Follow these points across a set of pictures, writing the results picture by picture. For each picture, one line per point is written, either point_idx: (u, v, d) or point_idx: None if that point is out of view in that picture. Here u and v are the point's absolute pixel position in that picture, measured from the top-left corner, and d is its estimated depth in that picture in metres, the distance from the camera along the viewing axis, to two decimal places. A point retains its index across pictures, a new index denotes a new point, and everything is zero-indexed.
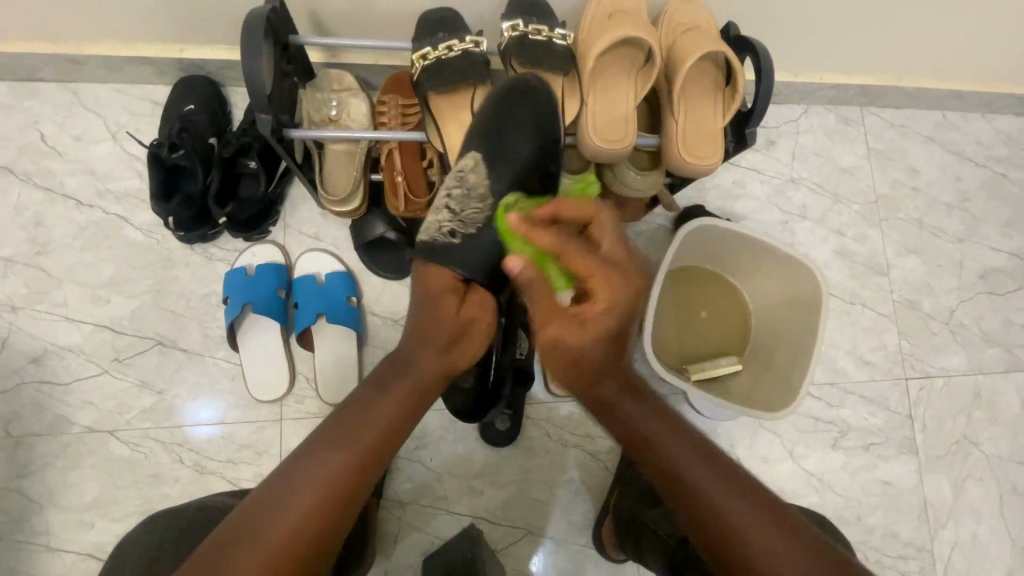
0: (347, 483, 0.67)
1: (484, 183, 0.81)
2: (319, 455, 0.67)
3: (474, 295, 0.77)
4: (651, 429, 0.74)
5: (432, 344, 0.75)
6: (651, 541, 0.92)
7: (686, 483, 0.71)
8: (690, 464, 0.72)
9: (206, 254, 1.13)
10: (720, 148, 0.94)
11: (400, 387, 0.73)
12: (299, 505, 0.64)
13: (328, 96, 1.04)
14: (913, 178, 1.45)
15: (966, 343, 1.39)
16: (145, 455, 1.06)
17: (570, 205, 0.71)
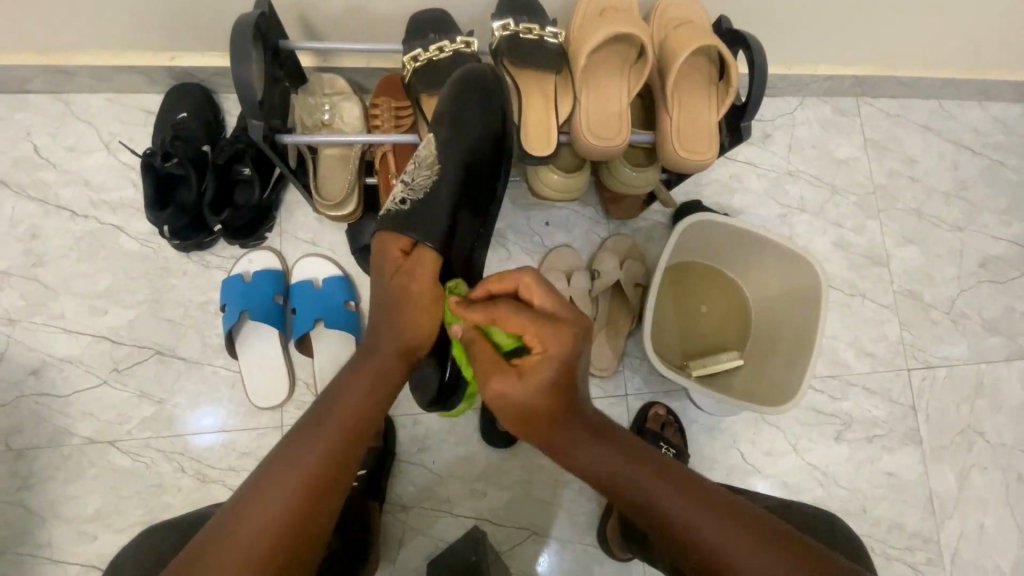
0: (325, 468, 0.64)
1: (434, 154, 0.81)
2: (297, 445, 0.64)
3: (421, 259, 0.75)
4: (630, 478, 0.68)
5: (397, 320, 0.73)
6: (656, 540, 0.92)
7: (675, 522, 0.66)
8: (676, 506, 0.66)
9: (202, 261, 1.13)
10: (715, 142, 0.94)
11: (370, 367, 0.71)
12: (281, 499, 0.61)
13: (321, 100, 1.03)
14: (911, 168, 1.44)
15: (968, 333, 1.39)
16: (146, 465, 1.06)
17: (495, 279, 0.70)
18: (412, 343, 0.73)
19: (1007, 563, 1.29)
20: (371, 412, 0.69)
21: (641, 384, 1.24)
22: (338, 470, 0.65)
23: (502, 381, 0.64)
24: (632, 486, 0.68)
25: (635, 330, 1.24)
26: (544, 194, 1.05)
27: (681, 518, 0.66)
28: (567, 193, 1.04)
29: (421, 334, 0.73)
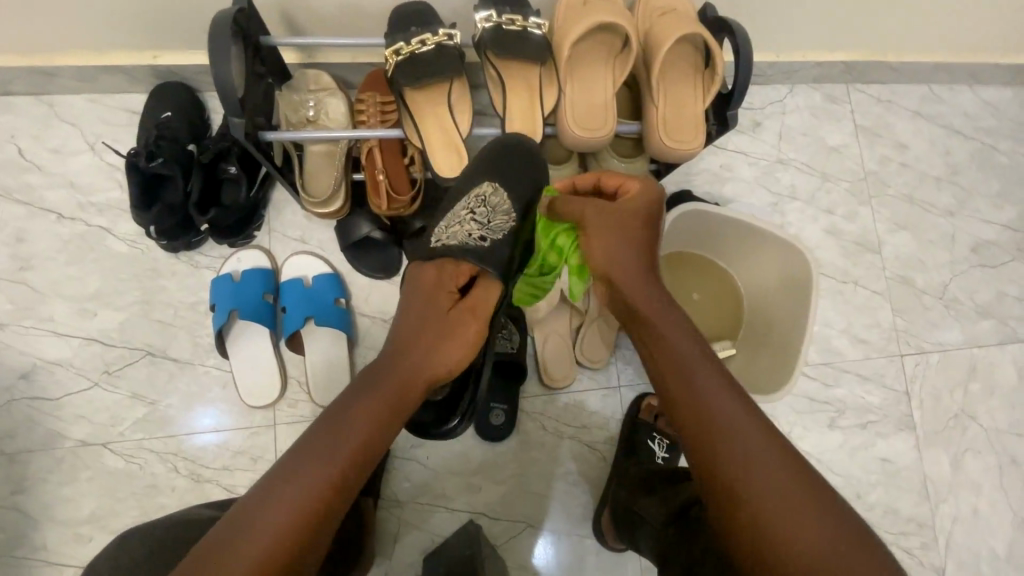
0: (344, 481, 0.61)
1: (509, 201, 0.85)
2: (315, 451, 0.61)
3: (475, 293, 0.79)
4: (692, 365, 0.69)
5: (434, 343, 0.73)
6: (646, 530, 0.91)
7: (718, 419, 0.65)
8: (723, 406, 0.66)
9: (192, 262, 1.12)
10: (701, 131, 0.93)
11: (401, 381, 0.69)
12: (293, 505, 0.57)
13: (305, 96, 1.02)
14: (902, 154, 1.44)
15: (961, 317, 1.39)
16: (140, 466, 1.06)
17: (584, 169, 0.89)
18: (445, 368, 0.73)
19: (1001, 545, 1.30)
20: (394, 427, 0.67)
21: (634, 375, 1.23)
22: (353, 482, 0.62)
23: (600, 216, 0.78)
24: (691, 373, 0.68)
25: None
26: None
27: (727, 416, 0.65)
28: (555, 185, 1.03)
29: (453, 360, 0.74)
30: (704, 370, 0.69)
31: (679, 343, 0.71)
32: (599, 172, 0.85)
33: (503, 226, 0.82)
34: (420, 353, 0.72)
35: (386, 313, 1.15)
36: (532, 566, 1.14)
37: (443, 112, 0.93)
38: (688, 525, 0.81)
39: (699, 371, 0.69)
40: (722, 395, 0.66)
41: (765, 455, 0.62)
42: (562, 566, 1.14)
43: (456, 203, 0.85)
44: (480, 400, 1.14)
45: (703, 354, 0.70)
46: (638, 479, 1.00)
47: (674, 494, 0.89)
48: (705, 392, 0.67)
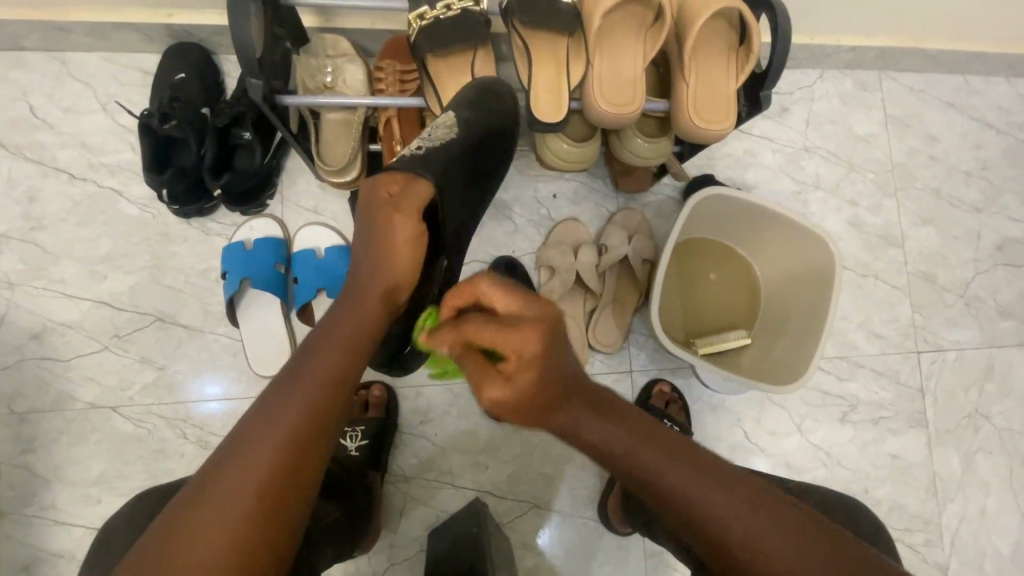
0: (300, 428, 0.56)
1: (450, 116, 0.80)
2: (267, 408, 0.57)
3: (406, 195, 0.66)
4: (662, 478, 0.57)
5: (374, 259, 0.64)
6: (663, 520, 0.89)
7: (715, 521, 0.56)
8: (716, 498, 0.56)
9: (203, 228, 1.11)
10: (733, 112, 0.90)
11: (346, 314, 0.62)
12: (255, 462, 0.54)
13: (323, 61, 1.00)
14: (931, 146, 1.40)
15: (981, 316, 1.36)
16: (149, 431, 1.06)
17: (454, 292, 0.55)
18: (390, 282, 0.63)
19: (1006, 546, 1.30)
20: (347, 365, 0.60)
21: (646, 360, 1.22)
22: (312, 431, 0.57)
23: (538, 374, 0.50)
24: (671, 479, 0.57)
25: (643, 307, 1.22)
26: (552, 164, 1.02)
27: (724, 512, 0.56)
28: (576, 162, 1.01)
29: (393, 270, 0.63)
30: (680, 468, 0.57)
31: (628, 442, 0.57)
32: (458, 324, 0.51)
33: (445, 134, 0.76)
34: (359, 282, 0.64)
35: None
36: (535, 546, 1.14)
37: (465, 81, 0.89)
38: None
39: (675, 472, 0.57)
40: (711, 493, 0.56)
41: (778, 531, 0.55)
42: (565, 548, 1.15)
43: None
44: None
45: (669, 446, 0.58)
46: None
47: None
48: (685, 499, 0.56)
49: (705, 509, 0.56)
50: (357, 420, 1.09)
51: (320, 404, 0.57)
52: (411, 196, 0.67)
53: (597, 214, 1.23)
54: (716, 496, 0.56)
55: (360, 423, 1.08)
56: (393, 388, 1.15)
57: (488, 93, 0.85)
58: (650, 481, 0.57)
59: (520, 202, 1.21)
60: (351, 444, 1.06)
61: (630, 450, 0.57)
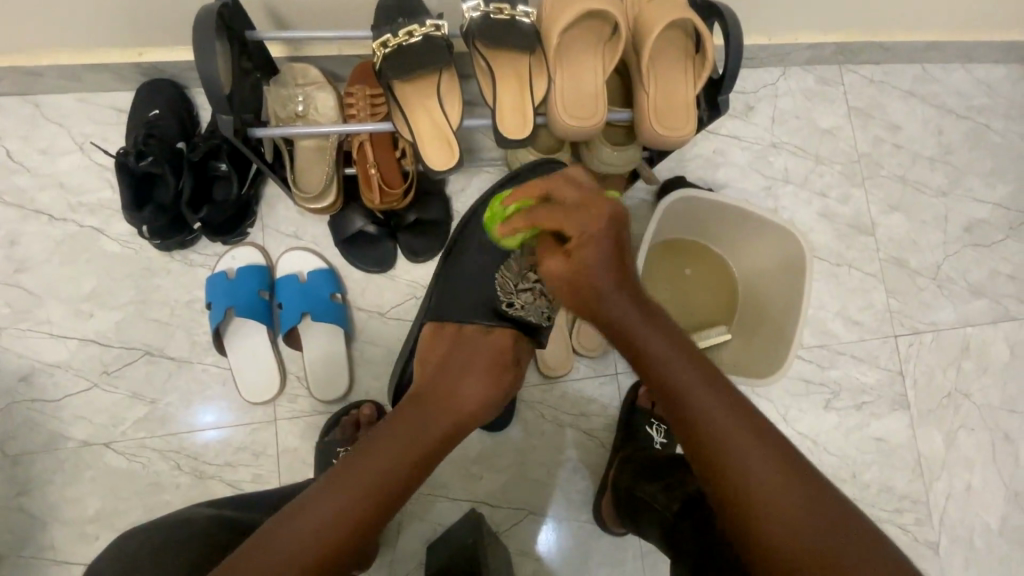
0: (382, 493, 0.64)
1: None
2: (386, 439, 0.69)
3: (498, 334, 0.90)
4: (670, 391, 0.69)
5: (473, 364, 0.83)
6: (649, 513, 0.92)
7: (708, 439, 0.65)
8: (718, 417, 0.66)
9: (185, 260, 1.12)
10: (692, 117, 0.93)
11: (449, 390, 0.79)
12: (361, 484, 0.64)
13: (293, 91, 1.01)
14: (895, 135, 1.44)
15: (954, 297, 1.40)
16: (143, 464, 1.06)
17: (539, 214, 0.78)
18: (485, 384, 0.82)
19: (993, 520, 1.33)
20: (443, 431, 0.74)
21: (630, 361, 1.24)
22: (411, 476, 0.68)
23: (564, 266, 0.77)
24: (688, 396, 0.67)
25: None
26: None
27: (721, 433, 0.64)
28: None
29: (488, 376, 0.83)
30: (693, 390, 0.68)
31: (665, 349, 0.71)
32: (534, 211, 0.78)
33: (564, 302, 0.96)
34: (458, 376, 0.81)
35: (381, 307, 1.17)
36: (533, 552, 1.16)
37: (432, 102, 0.90)
38: (697, 521, 0.81)
39: (687, 390, 0.68)
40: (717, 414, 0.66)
41: (779, 481, 0.61)
42: (563, 552, 1.17)
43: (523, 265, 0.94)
44: None
45: (692, 379, 0.68)
46: (638, 464, 1.01)
47: (678, 484, 0.90)
48: (691, 412, 0.66)
49: (701, 419, 0.66)
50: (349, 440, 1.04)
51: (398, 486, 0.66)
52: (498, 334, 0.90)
53: None
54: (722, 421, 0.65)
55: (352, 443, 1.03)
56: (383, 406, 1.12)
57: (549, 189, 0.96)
58: (669, 393, 0.69)
59: None
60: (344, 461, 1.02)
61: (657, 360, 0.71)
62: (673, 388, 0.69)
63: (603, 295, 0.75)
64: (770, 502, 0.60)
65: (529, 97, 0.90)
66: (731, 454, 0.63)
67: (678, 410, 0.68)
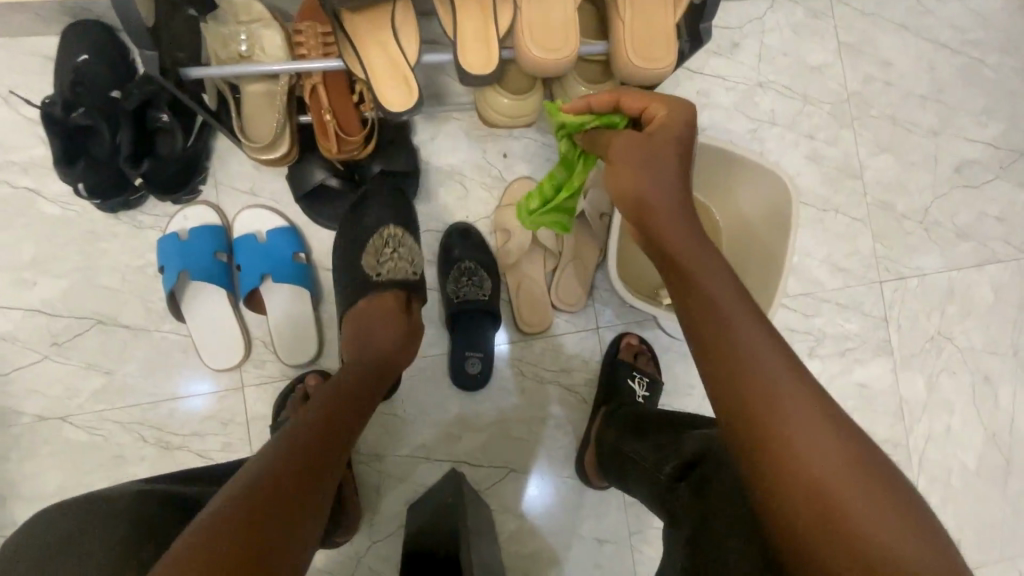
0: (300, 481, 0.54)
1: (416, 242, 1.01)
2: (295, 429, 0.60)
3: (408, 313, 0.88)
4: (707, 312, 0.59)
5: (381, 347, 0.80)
6: (637, 468, 0.84)
7: (746, 370, 0.56)
8: (760, 350, 0.56)
9: (133, 221, 1.04)
10: (673, 50, 0.85)
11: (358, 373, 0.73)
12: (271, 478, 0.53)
13: (234, 29, 0.91)
14: (886, 72, 1.37)
15: (940, 240, 1.37)
16: (105, 437, 1.02)
17: (603, 96, 0.76)
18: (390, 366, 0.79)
19: (971, 460, 1.35)
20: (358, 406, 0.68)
21: (612, 315, 1.20)
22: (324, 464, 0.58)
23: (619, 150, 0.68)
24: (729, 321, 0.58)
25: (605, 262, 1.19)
26: (495, 122, 1.00)
27: (763, 367, 0.55)
28: (520, 118, 0.98)
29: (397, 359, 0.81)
30: (733, 315, 0.58)
31: (711, 277, 0.60)
32: (620, 92, 0.74)
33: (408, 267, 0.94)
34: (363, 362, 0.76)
35: None
36: (516, 509, 1.15)
37: (386, 36, 0.81)
38: (696, 482, 0.68)
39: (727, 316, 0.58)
40: (760, 348, 0.56)
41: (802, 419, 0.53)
42: (546, 507, 1.16)
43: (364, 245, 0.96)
44: (456, 350, 1.10)
45: (735, 304, 0.59)
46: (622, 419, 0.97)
47: (670, 441, 0.81)
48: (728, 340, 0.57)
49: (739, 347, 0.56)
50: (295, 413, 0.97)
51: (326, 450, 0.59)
52: (387, 303, 0.87)
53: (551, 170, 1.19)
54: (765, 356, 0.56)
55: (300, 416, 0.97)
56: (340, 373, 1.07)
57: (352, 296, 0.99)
58: (701, 314, 0.59)
59: (471, 165, 1.16)
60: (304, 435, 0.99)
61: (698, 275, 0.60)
62: (704, 315, 0.59)
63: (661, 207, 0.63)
64: (794, 436, 0.52)
65: (495, 27, 0.81)
66: (773, 391, 0.54)
67: (706, 334, 0.58)
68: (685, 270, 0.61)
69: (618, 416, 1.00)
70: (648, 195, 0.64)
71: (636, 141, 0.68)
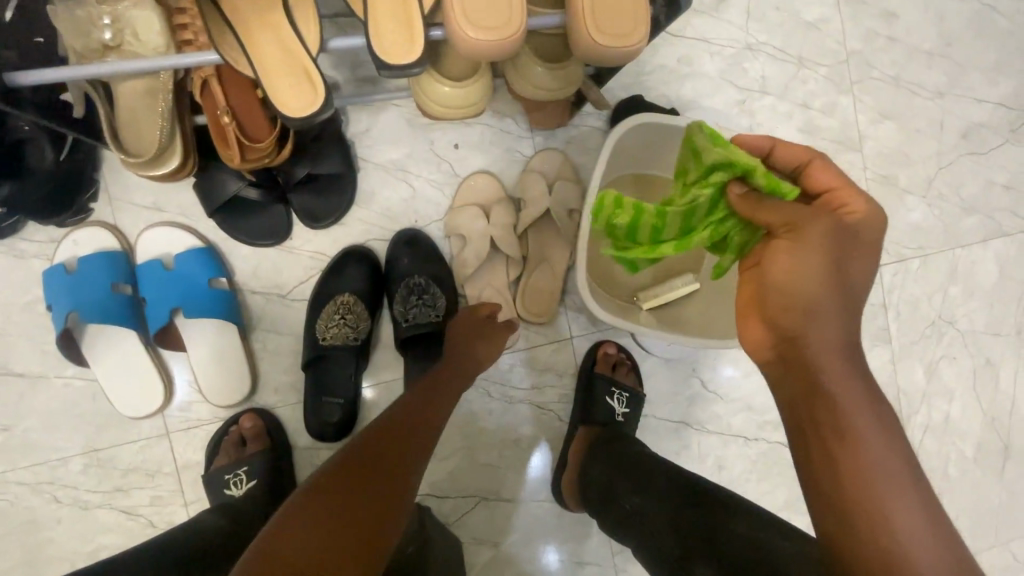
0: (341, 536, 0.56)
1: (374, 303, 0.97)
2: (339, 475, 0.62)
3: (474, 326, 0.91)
4: (865, 472, 0.49)
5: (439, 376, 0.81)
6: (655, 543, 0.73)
7: (897, 554, 0.47)
8: (914, 531, 0.48)
9: (14, 250, 0.88)
10: (644, 17, 0.68)
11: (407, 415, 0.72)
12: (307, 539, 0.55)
13: (95, 10, 0.72)
14: (890, 25, 1.20)
15: (945, 215, 1.25)
16: (11, 501, 0.89)
17: (789, 145, 0.61)
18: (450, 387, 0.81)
19: (969, 447, 1.28)
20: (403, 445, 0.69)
21: (586, 322, 1.08)
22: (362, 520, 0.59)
23: (806, 239, 0.53)
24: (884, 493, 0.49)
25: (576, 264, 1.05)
26: (438, 113, 0.84)
27: (919, 552, 0.47)
28: (466, 108, 0.82)
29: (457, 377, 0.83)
30: (890, 484, 0.49)
31: (866, 418, 0.51)
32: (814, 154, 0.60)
33: (345, 331, 0.93)
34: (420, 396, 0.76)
35: (280, 287, 0.96)
36: (489, 540, 1.05)
37: (278, 16, 0.64)
38: None
39: (885, 485, 0.49)
40: (917, 530, 0.48)
41: None
42: (522, 536, 1.06)
43: (317, 306, 0.94)
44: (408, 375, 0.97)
45: (894, 472, 0.49)
46: (622, 460, 0.86)
47: (709, 536, 0.68)
48: (877, 512, 0.48)
49: (888, 525, 0.48)
50: (238, 462, 0.89)
51: (393, 452, 0.67)
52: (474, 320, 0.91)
53: (512, 161, 1.02)
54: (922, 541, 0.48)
55: (243, 465, 0.89)
56: (278, 412, 0.95)
57: (326, 320, 0.93)
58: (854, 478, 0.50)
59: (416, 159, 0.99)
60: (235, 489, 0.87)
61: (860, 425, 0.50)
62: (852, 461, 0.50)
63: (814, 324, 0.52)
64: None
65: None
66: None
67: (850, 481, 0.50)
68: (840, 412, 0.51)
69: (608, 452, 0.89)
70: (821, 315, 0.52)
71: (829, 240, 0.53)
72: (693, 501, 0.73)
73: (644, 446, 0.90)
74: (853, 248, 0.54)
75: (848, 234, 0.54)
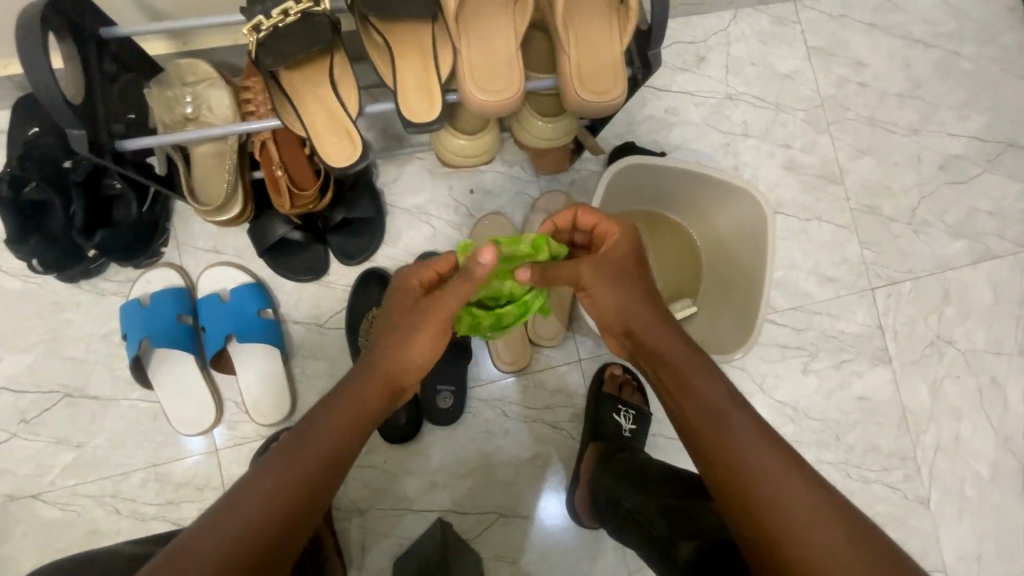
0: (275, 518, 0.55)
1: None
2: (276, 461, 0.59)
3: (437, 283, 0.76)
4: (708, 422, 0.62)
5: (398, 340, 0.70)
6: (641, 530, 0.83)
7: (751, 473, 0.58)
8: (751, 448, 0.59)
9: (96, 289, 1.03)
10: (621, 78, 0.82)
11: (379, 372, 0.69)
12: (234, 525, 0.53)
13: (180, 91, 0.90)
14: (860, 72, 1.33)
15: (932, 240, 1.32)
16: (78, 513, 0.99)
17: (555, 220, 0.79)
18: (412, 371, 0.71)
19: (985, 468, 1.28)
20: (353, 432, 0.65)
21: (593, 345, 1.16)
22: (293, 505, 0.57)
23: (591, 273, 0.74)
24: (726, 423, 0.61)
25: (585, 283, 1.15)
26: (453, 161, 0.98)
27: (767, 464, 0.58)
28: (477, 156, 0.97)
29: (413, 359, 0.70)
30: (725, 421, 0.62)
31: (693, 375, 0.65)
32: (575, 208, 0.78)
33: None
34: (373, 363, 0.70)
35: (318, 317, 1.08)
36: (509, 556, 1.10)
37: (326, 90, 0.80)
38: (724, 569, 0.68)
39: (719, 415, 0.62)
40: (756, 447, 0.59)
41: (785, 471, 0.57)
42: (538, 551, 1.11)
43: (356, 315, 1.06)
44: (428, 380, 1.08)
45: (728, 411, 0.62)
46: (624, 468, 0.93)
47: (686, 517, 0.76)
48: (718, 440, 0.60)
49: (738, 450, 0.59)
50: None
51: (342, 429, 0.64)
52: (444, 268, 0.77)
53: (520, 202, 1.16)
54: (763, 451, 0.59)
55: None
56: None
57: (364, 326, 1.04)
58: (701, 416, 0.63)
59: (437, 203, 1.13)
60: None
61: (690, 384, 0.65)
62: (697, 410, 0.63)
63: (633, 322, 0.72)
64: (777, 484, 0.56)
65: (435, 74, 0.79)
66: (776, 481, 0.56)
67: (702, 432, 0.62)
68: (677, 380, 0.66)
69: (609, 460, 0.97)
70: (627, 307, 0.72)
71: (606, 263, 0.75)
72: (686, 494, 0.82)
73: (647, 456, 0.97)
74: (625, 258, 0.75)
75: (615, 250, 0.76)
